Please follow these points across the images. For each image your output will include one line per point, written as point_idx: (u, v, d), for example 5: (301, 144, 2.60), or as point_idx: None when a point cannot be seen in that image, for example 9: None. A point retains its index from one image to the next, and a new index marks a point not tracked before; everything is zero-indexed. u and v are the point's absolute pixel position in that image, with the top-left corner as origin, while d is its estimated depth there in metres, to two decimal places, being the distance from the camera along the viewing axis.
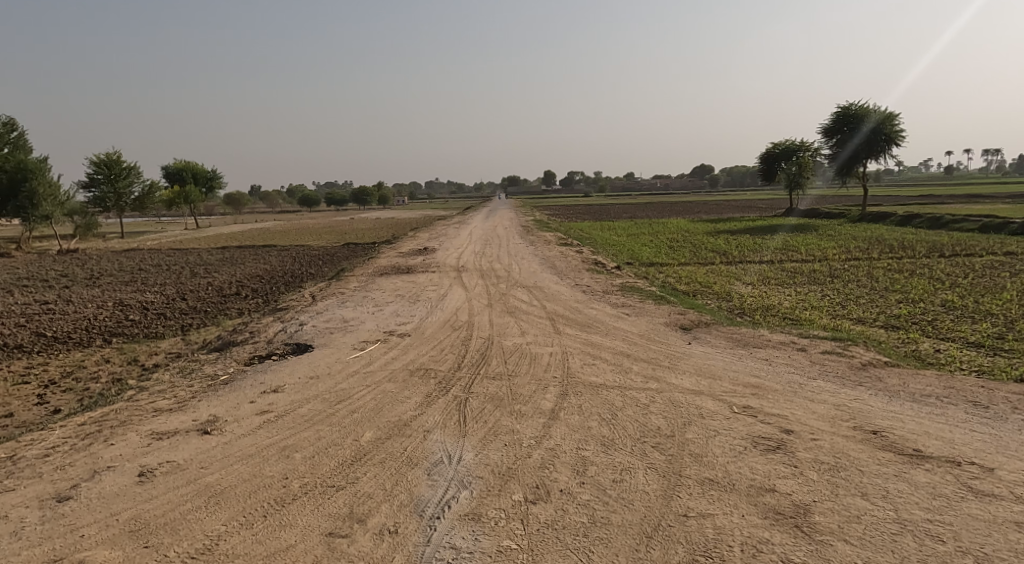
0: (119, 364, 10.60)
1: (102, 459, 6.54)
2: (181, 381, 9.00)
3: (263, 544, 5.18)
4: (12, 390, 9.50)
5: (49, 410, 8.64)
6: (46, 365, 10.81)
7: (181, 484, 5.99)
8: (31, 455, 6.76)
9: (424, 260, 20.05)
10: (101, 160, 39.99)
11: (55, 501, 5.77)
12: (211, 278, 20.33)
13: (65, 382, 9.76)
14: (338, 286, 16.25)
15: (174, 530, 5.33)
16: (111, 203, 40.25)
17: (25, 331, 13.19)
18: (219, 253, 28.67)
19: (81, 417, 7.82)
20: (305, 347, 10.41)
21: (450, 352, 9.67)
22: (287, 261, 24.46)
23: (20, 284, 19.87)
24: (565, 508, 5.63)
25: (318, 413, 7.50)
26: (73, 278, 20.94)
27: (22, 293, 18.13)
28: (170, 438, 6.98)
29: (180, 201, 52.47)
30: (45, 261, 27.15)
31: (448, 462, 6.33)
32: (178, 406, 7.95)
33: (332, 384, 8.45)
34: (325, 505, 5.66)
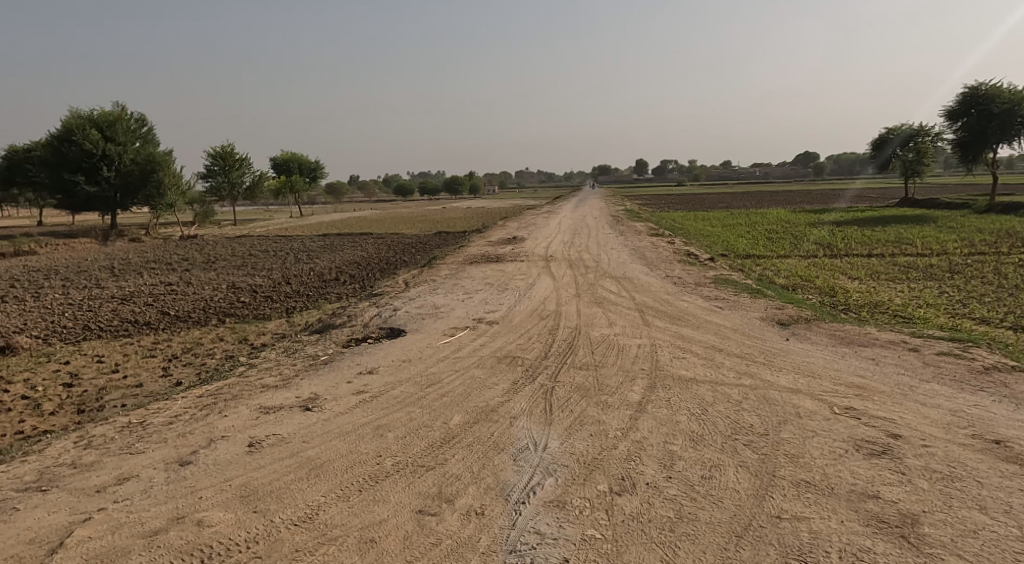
0: (232, 343, 11.35)
1: (218, 429, 7.05)
2: (286, 360, 9.57)
3: (358, 516, 5.42)
4: (141, 363, 10.38)
5: (172, 382, 9.39)
6: (169, 340, 11.73)
7: (286, 456, 6.36)
8: (158, 421, 7.39)
9: (513, 249, 20.27)
10: (217, 152, 42.65)
11: (178, 464, 6.28)
12: (313, 263, 21.35)
13: (185, 357, 10.57)
14: (431, 273, 16.67)
15: (279, 498, 5.67)
16: (225, 191, 43.04)
17: (152, 309, 14.37)
18: (320, 240, 30.01)
19: (199, 389, 8.47)
20: (399, 332, 10.78)
21: (537, 340, 9.74)
22: (383, 248, 25.31)
23: (148, 266, 21.64)
24: (651, 501, 5.59)
25: (410, 394, 7.78)
26: (193, 262, 22.53)
27: (149, 274, 19.74)
28: (276, 412, 7.43)
29: (286, 191, 55.13)
30: (167, 245, 29.35)
31: (534, 449, 6.40)
32: (284, 383, 8.46)
33: (423, 367, 8.74)
34: (416, 483, 5.86)
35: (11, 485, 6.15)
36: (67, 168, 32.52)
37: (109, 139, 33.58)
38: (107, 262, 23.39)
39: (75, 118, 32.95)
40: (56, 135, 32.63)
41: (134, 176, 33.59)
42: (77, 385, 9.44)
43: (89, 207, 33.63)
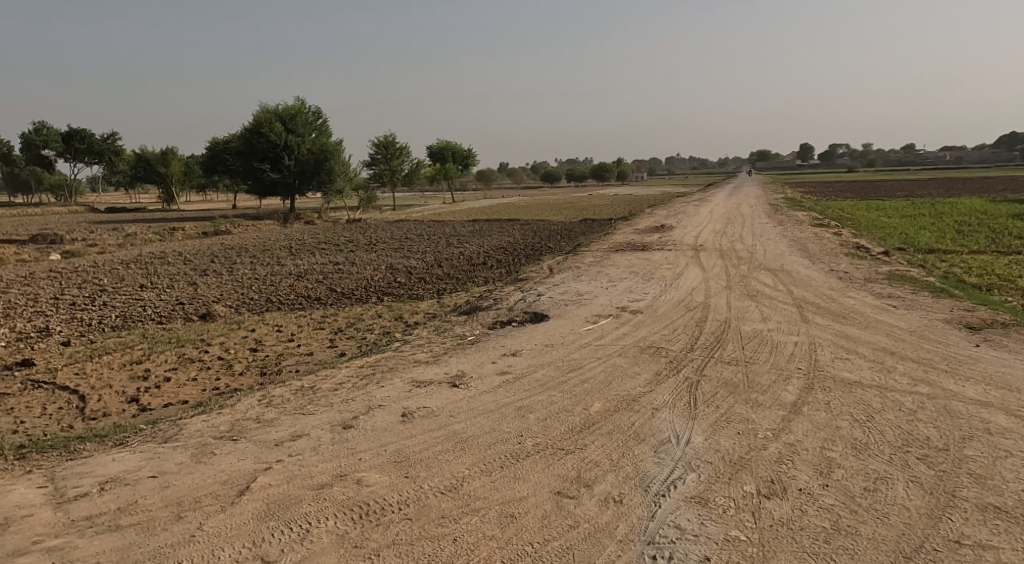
0: (388, 320, 12.09)
1: (375, 398, 7.57)
2: (436, 338, 10.06)
3: (499, 491, 5.57)
4: (311, 334, 11.37)
5: (337, 352, 10.22)
6: (335, 315, 12.76)
7: (434, 428, 6.68)
8: (324, 387, 8.08)
9: (661, 237, 19.78)
10: (380, 141, 45.39)
11: (341, 427, 6.82)
12: (463, 248, 22.17)
13: (349, 331, 11.43)
14: (576, 260, 16.71)
15: (428, 466, 5.97)
16: (387, 177, 45.90)
17: (322, 286, 15.67)
18: (471, 225, 31.06)
19: (360, 360, 9.16)
20: (543, 316, 10.92)
21: (684, 332, 9.45)
22: (529, 234, 25.71)
23: (320, 246, 23.57)
24: (804, 509, 5.24)
25: (551, 378, 7.87)
26: (357, 244, 24.25)
27: (320, 254, 21.54)
28: (426, 387, 7.82)
29: (440, 177, 57.54)
30: (335, 228, 31.79)
31: (676, 442, 6.24)
32: (434, 359, 8.90)
33: (564, 352, 8.80)
34: (555, 465, 5.93)
35: (209, 433, 6.99)
36: (256, 157, 36.32)
37: (291, 131, 36.87)
38: (285, 242, 25.78)
39: (264, 112, 36.60)
40: (249, 128, 36.49)
41: (311, 164, 36.68)
42: (260, 351, 10.54)
43: (273, 192, 37.27)
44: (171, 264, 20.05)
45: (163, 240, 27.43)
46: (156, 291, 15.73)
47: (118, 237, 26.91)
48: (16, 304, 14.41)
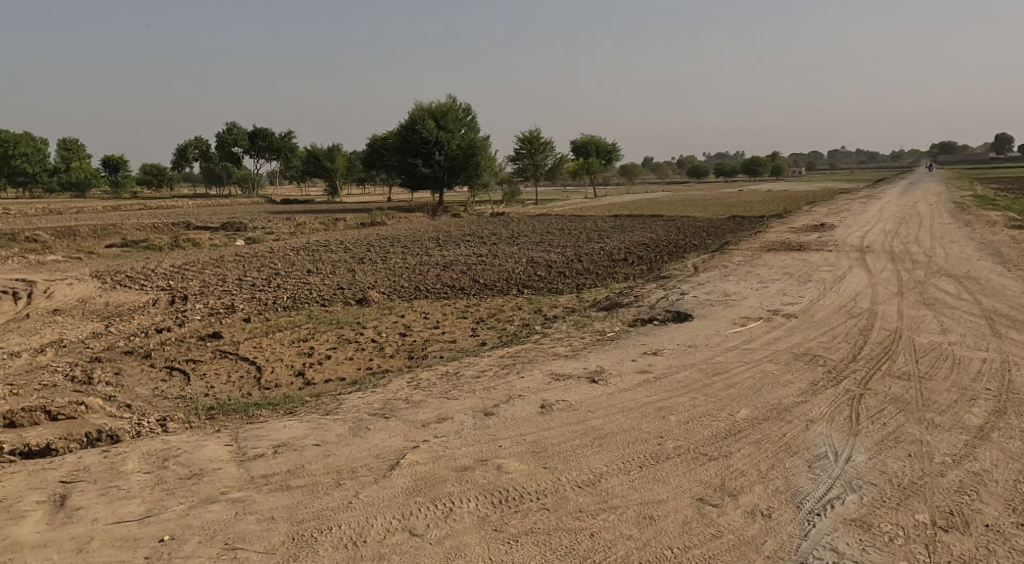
0: (528, 312, 12.27)
1: (515, 388, 7.71)
2: (576, 332, 10.06)
3: (639, 492, 5.47)
4: (455, 322, 11.80)
5: (478, 341, 10.53)
6: (478, 305, 13.15)
7: (573, 421, 6.70)
8: (468, 374, 8.38)
9: (820, 237, 18.44)
10: (525, 137, 46.10)
11: (482, 414, 7.02)
12: (604, 243, 22.00)
13: (490, 321, 11.73)
14: (724, 258, 16.02)
15: (566, 460, 5.99)
16: (530, 173, 46.67)
17: (466, 277, 16.20)
18: (612, 221, 30.75)
19: (501, 350, 9.40)
20: (686, 315, 10.58)
21: (845, 341, 8.76)
22: (673, 231, 24.98)
23: (465, 238, 24.42)
24: (990, 548, 4.68)
25: (694, 380, 7.60)
26: (500, 237, 24.82)
27: (465, 246, 22.30)
28: (566, 380, 7.85)
29: (584, 171, 57.41)
30: (480, 221, 32.76)
31: (833, 459, 5.80)
32: (573, 353, 8.92)
33: (709, 354, 8.46)
34: (698, 471, 5.72)
35: (364, 409, 7.49)
36: (409, 153, 38.31)
37: (442, 127, 38.44)
38: (433, 233, 26.97)
39: (419, 110, 38.50)
40: (404, 125, 38.61)
41: (459, 159, 38.06)
42: (409, 336, 11.10)
43: (424, 185, 39.12)
44: (333, 252, 21.68)
45: (327, 229, 29.71)
46: (320, 276, 17.08)
47: (289, 226, 29.55)
48: (208, 283, 16.27)
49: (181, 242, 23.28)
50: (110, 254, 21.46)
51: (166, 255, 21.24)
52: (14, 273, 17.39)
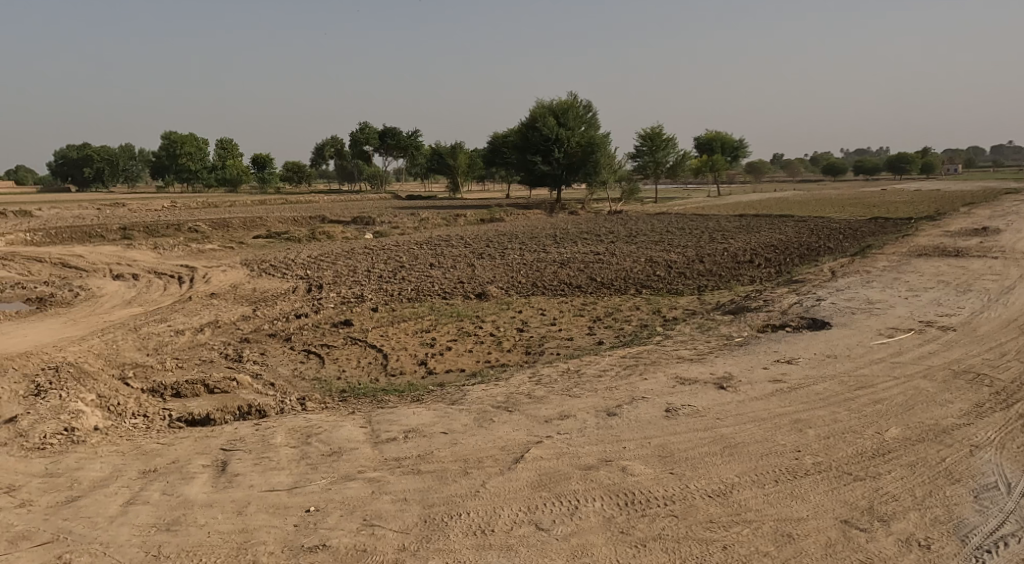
0: (647, 313, 12.03)
1: (639, 389, 7.58)
2: (700, 336, 9.74)
3: (775, 507, 5.21)
4: (572, 320, 11.77)
5: (596, 340, 10.45)
6: (595, 303, 13.04)
7: (700, 428, 6.49)
8: (590, 372, 8.34)
9: (980, 242, 16.73)
10: (647, 134, 45.20)
11: (606, 414, 6.95)
12: (728, 243, 21.15)
13: (607, 320, 11.61)
14: (865, 263, 14.91)
15: (695, 467, 5.81)
16: (651, 170, 45.73)
17: (583, 275, 16.14)
18: (737, 221, 29.50)
19: (622, 350, 9.27)
20: (824, 323, 9.94)
21: (1015, 360, 7.89)
22: (805, 232, 23.58)
23: (583, 236, 24.35)
24: None
25: (834, 393, 7.13)
26: (618, 235, 24.51)
27: (583, 243, 22.22)
28: (692, 384, 7.62)
29: (708, 168, 55.40)
30: (598, 218, 32.51)
31: (1004, 491, 5.25)
32: (699, 357, 8.64)
33: (851, 366, 7.91)
34: (842, 491, 5.37)
35: (488, 401, 7.64)
36: (529, 150, 38.70)
37: (562, 125, 38.48)
38: (551, 230, 27.09)
39: (540, 108, 38.78)
40: (525, 123, 39.03)
41: (578, 157, 38.01)
42: (526, 331, 11.20)
43: (542, 183, 39.37)
44: (455, 246, 22.32)
45: (449, 224, 30.62)
46: (442, 270, 17.62)
47: (414, 221, 30.74)
48: (341, 274, 17.26)
49: (317, 234, 24.84)
50: (256, 244, 23.29)
51: (304, 246, 22.75)
52: (177, 259, 19.28)
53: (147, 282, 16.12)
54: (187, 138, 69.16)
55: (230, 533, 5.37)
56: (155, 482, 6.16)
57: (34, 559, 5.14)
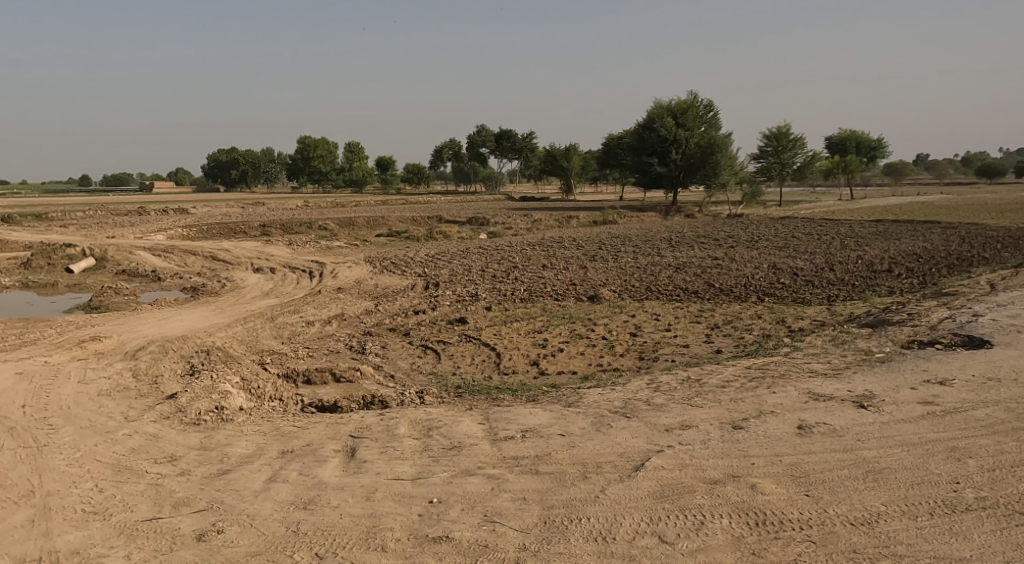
0: (770, 322, 11.38)
1: (767, 403, 7.15)
2: (834, 349, 9.08)
3: (931, 543, 4.74)
4: (688, 326, 11.35)
5: (714, 348, 10.00)
6: (713, 310, 12.51)
7: (839, 449, 6.02)
8: (712, 383, 7.97)
9: None
10: (772, 134, 43.05)
11: (731, 427, 6.61)
12: (863, 251, 19.66)
13: (726, 328, 11.11)
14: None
15: (835, 490, 5.41)
16: (775, 172, 43.47)
17: (701, 280, 15.54)
18: (873, 226, 27.39)
19: (746, 361, 8.80)
20: (980, 343, 8.97)
21: None
22: (953, 241, 21.50)
23: (700, 240, 23.53)
24: None
25: (999, 421, 6.39)
26: (739, 239, 23.46)
27: (700, 248, 21.45)
28: (827, 401, 7.10)
29: (840, 170, 51.95)
30: (717, 222, 31.30)
31: None
32: (834, 373, 8.03)
33: (1017, 392, 7.07)
34: (1013, 532, 4.79)
35: (605, 405, 7.49)
36: (645, 152, 37.94)
37: (681, 125, 37.42)
38: (666, 233, 26.39)
39: (658, 108, 37.92)
40: (642, 124, 38.31)
41: (696, 158, 36.75)
42: (640, 336, 10.92)
43: (658, 185, 38.47)
44: (568, 248, 22.22)
45: (562, 226, 30.58)
46: (554, 271, 17.58)
47: (527, 222, 30.97)
48: (456, 272, 17.63)
49: (434, 234, 25.57)
50: (378, 242, 24.31)
51: (423, 245, 23.49)
52: (308, 255, 20.49)
53: (282, 275, 17.23)
54: (319, 142, 73.12)
55: (359, 517, 5.58)
56: (292, 462, 6.53)
57: (192, 525, 5.59)
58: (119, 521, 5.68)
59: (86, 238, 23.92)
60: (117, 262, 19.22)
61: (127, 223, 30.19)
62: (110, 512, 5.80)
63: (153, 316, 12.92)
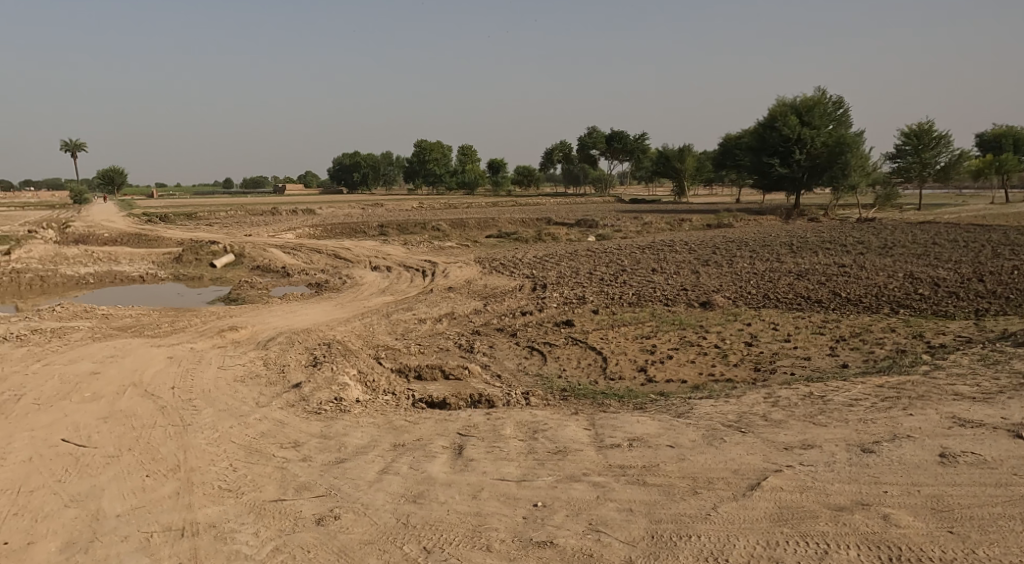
0: (904, 337, 10.46)
1: (903, 426, 6.54)
2: (983, 371, 8.19)
3: None
4: (810, 338, 10.65)
5: (839, 362, 9.31)
6: (839, 321, 11.67)
7: (990, 483, 5.41)
8: (837, 400, 7.39)
9: None
10: (911, 131, 39.83)
11: (861, 450, 6.10)
12: (1017, 261, 17.69)
13: (853, 341, 10.32)
14: None
15: (985, 530, 4.89)
16: (914, 172, 40.12)
17: (826, 288, 14.56)
18: None
19: (877, 379, 8.10)
20: None
21: None
22: None
23: (824, 246, 22.09)
24: None
25: None
26: (869, 246, 21.81)
27: (825, 254, 20.12)
28: (975, 428, 6.40)
29: (991, 170, 47.20)
30: (845, 227, 29.29)
31: None
32: (983, 397, 7.22)
33: None
34: None
35: (719, 418, 7.13)
36: (766, 152, 36.20)
37: (806, 123, 35.35)
38: (788, 238, 25.00)
39: (781, 106, 36.04)
40: (763, 122, 36.55)
41: (823, 158, 34.47)
42: (755, 346, 10.36)
43: (779, 187, 36.59)
44: (681, 252, 21.53)
45: (674, 229, 29.72)
46: (665, 275, 17.08)
47: (638, 224, 30.37)
48: (564, 275, 17.54)
49: (544, 236, 25.61)
50: (488, 243, 24.65)
51: (533, 247, 23.58)
52: (422, 255, 21.12)
53: (398, 274, 17.84)
54: (438, 147, 76.18)
55: (466, 514, 5.62)
56: (403, 456, 6.69)
57: (312, 509, 5.84)
58: (250, 499, 6.04)
59: (227, 235, 25.91)
60: (253, 258, 20.69)
61: (261, 222, 32.43)
62: (242, 490, 6.19)
63: (282, 309, 13.77)
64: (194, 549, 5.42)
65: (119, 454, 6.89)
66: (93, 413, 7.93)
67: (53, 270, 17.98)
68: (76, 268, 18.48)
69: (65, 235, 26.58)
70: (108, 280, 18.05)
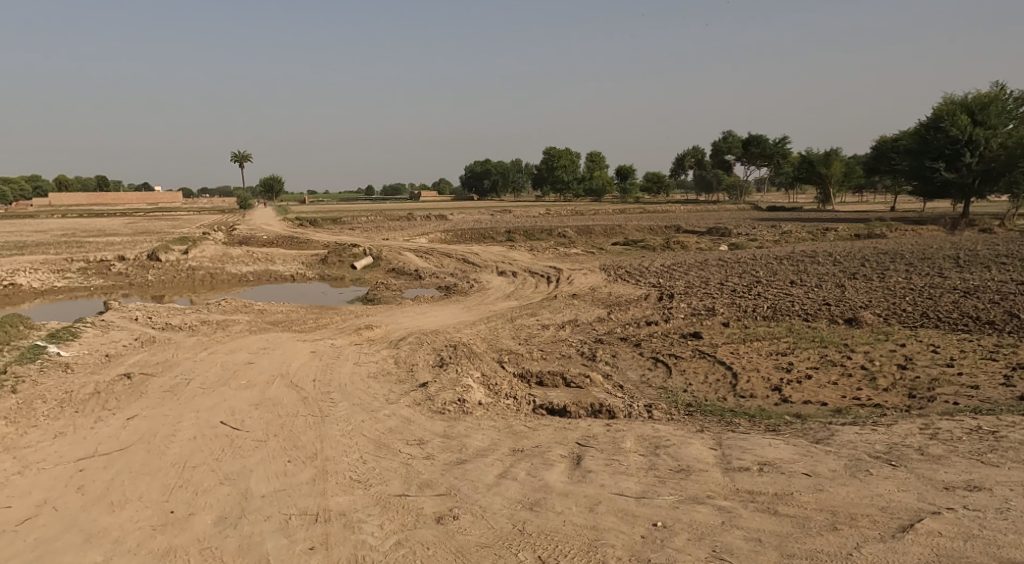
0: None
1: None
2: None
3: None
4: (979, 363, 9.41)
5: (1016, 394, 8.12)
6: (1015, 347, 10.23)
7: None
8: (1013, 438, 6.42)
9: None
10: None
11: None
12: None
13: None
14: None
15: None
16: None
17: (999, 308, 12.87)
18: None
19: None
20: None
21: None
22: None
23: (999, 260, 19.64)
24: None
25: None
26: None
27: (998, 270, 17.86)
28: None
29: None
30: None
31: None
32: None
33: None
34: None
35: (864, 448, 6.42)
36: (929, 155, 32.88)
37: (979, 123, 31.82)
38: (952, 251, 22.48)
39: (948, 104, 32.74)
40: (927, 123, 33.36)
41: (1000, 161, 30.52)
42: (911, 370, 9.30)
43: (945, 194, 33.06)
44: (824, 264, 19.98)
45: (818, 239, 27.70)
46: (806, 288, 15.89)
47: (776, 234, 28.64)
48: (693, 285, 16.81)
49: (674, 244, 24.80)
50: (615, 251, 24.24)
51: (661, 255, 22.87)
52: (549, 261, 21.10)
53: (524, 279, 17.95)
54: (563, 152, 75.52)
55: (583, 527, 5.42)
56: (522, 461, 6.59)
57: (433, 506, 5.89)
58: (377, 492, 6.19)
59: (367, 239, 27.36)
60: (389, 261, 21.66)
61: (398, 227, 34.05)
62: (369, 482, 6.36)
63: (414, 310, 14.23)
64: (325, 535, 5.61)
65: (266, 439, 7.34)
66: (246, 399, 8.52)
67: (219, 268, 19.78)
68: (238, 266, 20.23)
69: (231, 236, 29.26)
70: (264, 278, 19.59)
